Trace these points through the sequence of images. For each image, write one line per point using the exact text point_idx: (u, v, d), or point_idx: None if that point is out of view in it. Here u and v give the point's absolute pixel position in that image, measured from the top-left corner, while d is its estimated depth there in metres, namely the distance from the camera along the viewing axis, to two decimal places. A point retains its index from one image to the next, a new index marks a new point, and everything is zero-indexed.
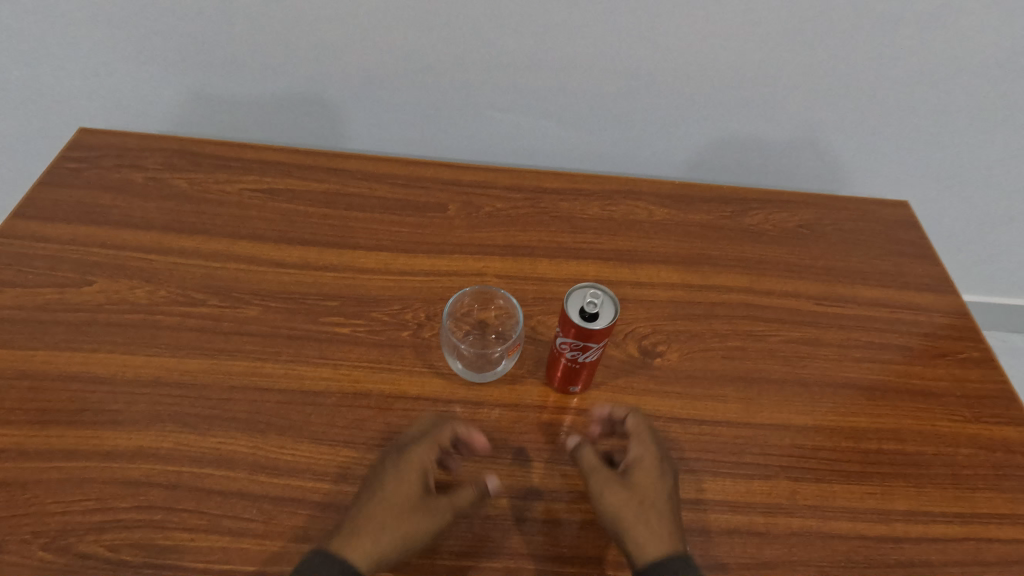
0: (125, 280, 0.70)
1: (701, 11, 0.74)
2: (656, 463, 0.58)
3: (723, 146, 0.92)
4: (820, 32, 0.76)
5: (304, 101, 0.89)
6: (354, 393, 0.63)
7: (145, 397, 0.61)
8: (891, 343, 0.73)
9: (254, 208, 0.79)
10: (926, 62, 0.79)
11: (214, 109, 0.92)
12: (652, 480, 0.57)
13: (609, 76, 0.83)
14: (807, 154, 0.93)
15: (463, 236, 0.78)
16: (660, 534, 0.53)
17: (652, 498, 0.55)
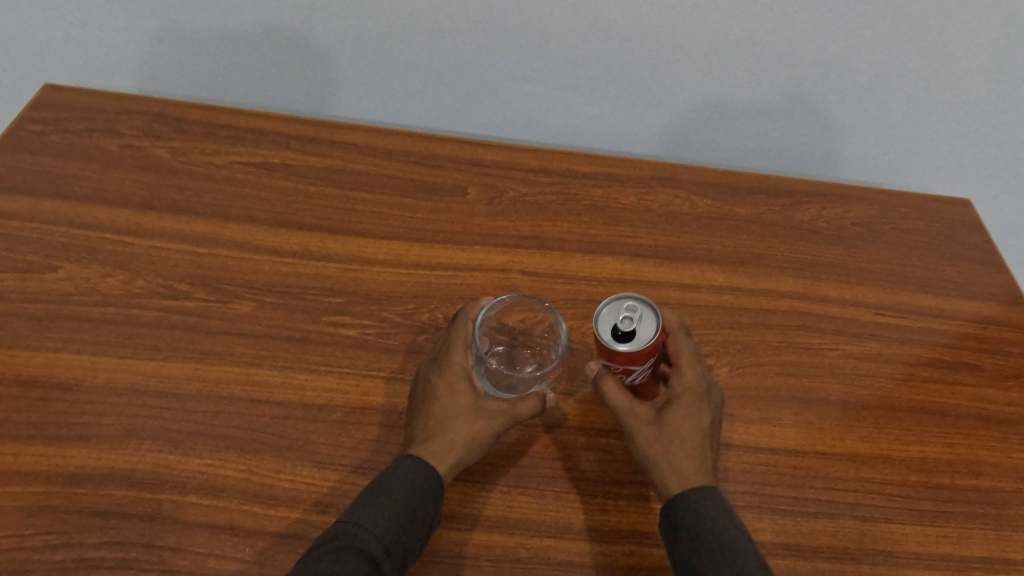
0: (95, 265, 0.61)
1: None
2: (699, 392, 0.52)
3: (776, 122, 0.80)
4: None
5: (292, 57, 0.74)
6: (361, 408, 0.55)
7: (117, 409, 0.53)
8: (960, 361, 0.66)
9: (247, 186, 0.69)
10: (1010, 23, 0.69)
11: (182, 58, 0.76)
12: (692, 412, 0.52)
13: (648, 38, 0.71)
14: (872, 138, 0.82)
15: (485, 224, 0.69)
16: (698, 474, 0.49)
17: (690, 436, 0.50)
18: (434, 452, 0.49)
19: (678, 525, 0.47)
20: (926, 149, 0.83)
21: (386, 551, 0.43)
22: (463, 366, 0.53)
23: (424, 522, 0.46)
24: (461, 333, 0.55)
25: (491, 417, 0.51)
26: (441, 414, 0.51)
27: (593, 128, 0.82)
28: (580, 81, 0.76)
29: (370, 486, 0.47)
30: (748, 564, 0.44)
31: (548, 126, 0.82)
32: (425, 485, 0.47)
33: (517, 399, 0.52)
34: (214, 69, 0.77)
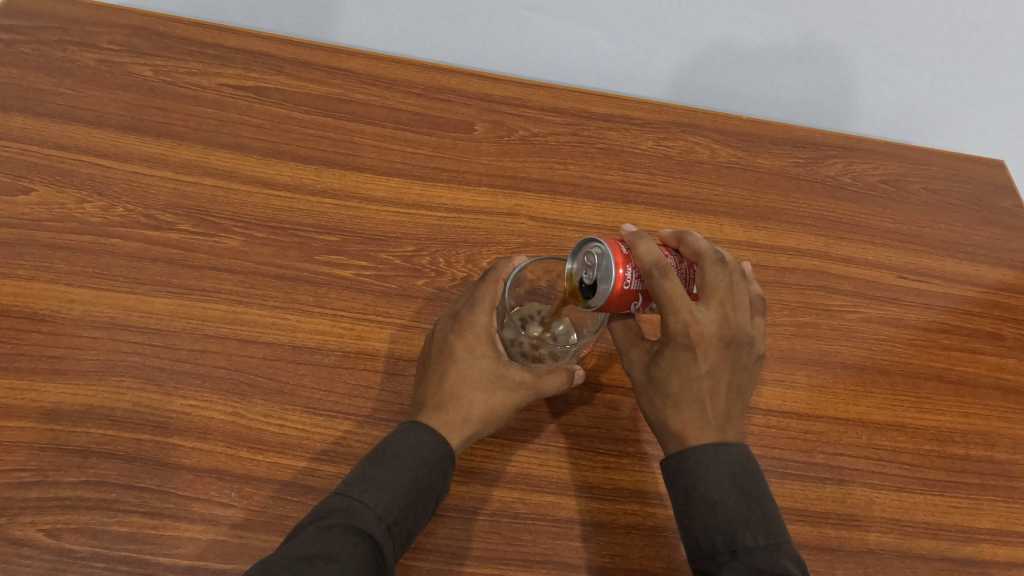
0: (72, 190, 0.56)
1: None
2: (689, 341, 0.45)
3: (806, 64, 0.75)
4: None
5: None
6: (355, 352, 0.52)
7: (97, 343, 0.49)
8: (981, 330, 0.63)
9: (236, 111, 0.64)
10: None
11: None
12: (683, 363, 0.45)
13: None
14: (907, 86, 0.77)
15: (492, 163, 0.65)
16: (686, 430, 0.45)
17: (680, 391, 0.45)
18: (449, 421, 0.45)
19: (676, 485, 0.44)
20: (961, 104, 0.78)
21: (389, 529, 0.40)
22: (486, 329, 0.49)
23: (431, 496, 0.42)
24: (488, 293, 0.50)
25: (513, 390, 0.47)
26: (458, 380, 0.47)
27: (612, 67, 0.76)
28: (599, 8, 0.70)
29: (372, 456, 0.43)
30: (741, 539, 0.41)
31: (563, 61, 0.76)
32: (433, 456, 0.43)
33: (544, 371, 0.48)
34: None
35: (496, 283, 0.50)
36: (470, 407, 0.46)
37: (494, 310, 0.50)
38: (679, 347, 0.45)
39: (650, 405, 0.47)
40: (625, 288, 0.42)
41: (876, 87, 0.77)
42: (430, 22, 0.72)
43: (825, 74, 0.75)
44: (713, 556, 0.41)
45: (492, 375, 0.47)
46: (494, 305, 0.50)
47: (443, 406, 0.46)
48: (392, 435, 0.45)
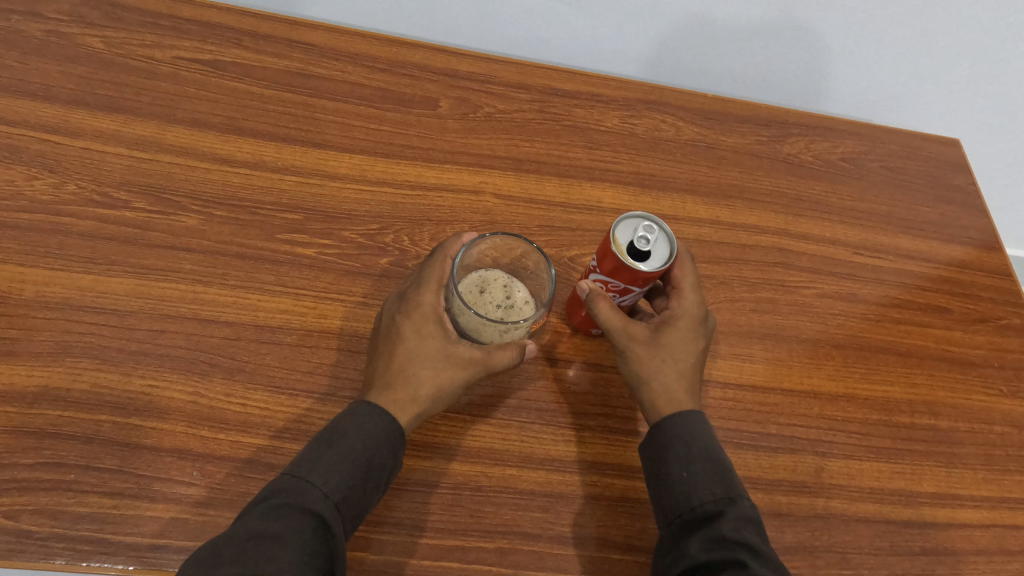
0: (20, 167, 0.54)
1: None
2: (695, 318, 0.50)
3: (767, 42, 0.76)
4: None
5: None
6: (317, 331, 0.52)
7: (50, 324, 0.48)
8: (931, 304, 0.66)
9: (193, 85, 0.62)
10: None
11: None
12: (688, 339, 0.49)
13: None
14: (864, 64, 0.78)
15: (457, 141, 0.64)
16: (683, 395, 0.48)
17: (685, 363, 0.49)
18: (397, 400, 0.46)
19: (657, 442, 0.47)
20: (919, 80, 0.80)
21: (337, 508, 0.40)
22: (433, 308, 0.49)
23: (381, 474, 0.43)
24: (434, 273, 0.50)
25: (462, 367, 0.48)
26: (405, 360, 0.47)
27: (577, 41, 0.76)
28: None
29: (322, 435, 0.44)
30: (738, 493, 0.44)
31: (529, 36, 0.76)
32: (382, 435, 0.44)
33: (493, 348, 0.48)
34: None
35: (444, 261, 0.50)
36: (417, 385, 0.47)
37: (442, 290, 0.50)
38: (687, 322, 0.50)
39: (654, 382, 0.48)
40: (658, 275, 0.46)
41: (838, 60, 0.78)
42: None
43: (786, 49, 0.77)
44: (691, 507, 0.43)
45: (441, 353, 0.48)
46: (440, 285, 0.50)
47: (391, 385, 0.47)
48: (343, 414, 0.45)
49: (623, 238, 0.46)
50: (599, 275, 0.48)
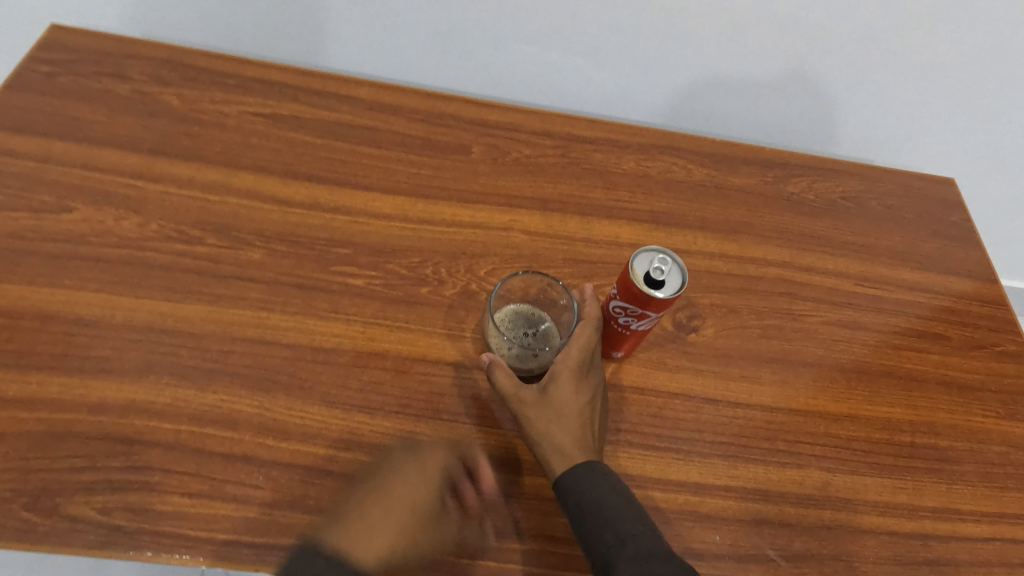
0: (110, 208, 0.62)
1: None
2: (570, 371, 0.54)
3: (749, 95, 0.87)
4: None
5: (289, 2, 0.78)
6: (366, 352, 0.58)
7: (136, 345, 0.55)
8: (929, 331, 0.70)
9: (256, 136, 0.70)
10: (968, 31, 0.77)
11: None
12: (569, 397, 0.53)
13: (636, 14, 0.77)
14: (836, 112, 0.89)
15: (489, 183, 0.72)
16: (568, 447, 0.51)
17: (570, 417, 0.52)
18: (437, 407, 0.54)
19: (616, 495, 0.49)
20: (911, 120, 0.90)
21: None
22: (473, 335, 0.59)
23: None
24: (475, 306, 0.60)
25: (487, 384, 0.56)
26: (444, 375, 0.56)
27: (602, 92, 0.88)
28: (575, 45, 0.81)
29: None
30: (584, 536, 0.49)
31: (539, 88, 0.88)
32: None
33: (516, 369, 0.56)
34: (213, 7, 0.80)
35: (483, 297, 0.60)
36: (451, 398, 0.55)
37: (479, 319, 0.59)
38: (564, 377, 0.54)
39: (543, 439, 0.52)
40: (672, 302, 0.52)
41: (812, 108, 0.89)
42: (443, 53, 0.83)
43: (766, 98, 0.88)
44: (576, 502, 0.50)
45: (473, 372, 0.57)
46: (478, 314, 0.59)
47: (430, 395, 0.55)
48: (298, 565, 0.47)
49: (639, 268, 0.52)
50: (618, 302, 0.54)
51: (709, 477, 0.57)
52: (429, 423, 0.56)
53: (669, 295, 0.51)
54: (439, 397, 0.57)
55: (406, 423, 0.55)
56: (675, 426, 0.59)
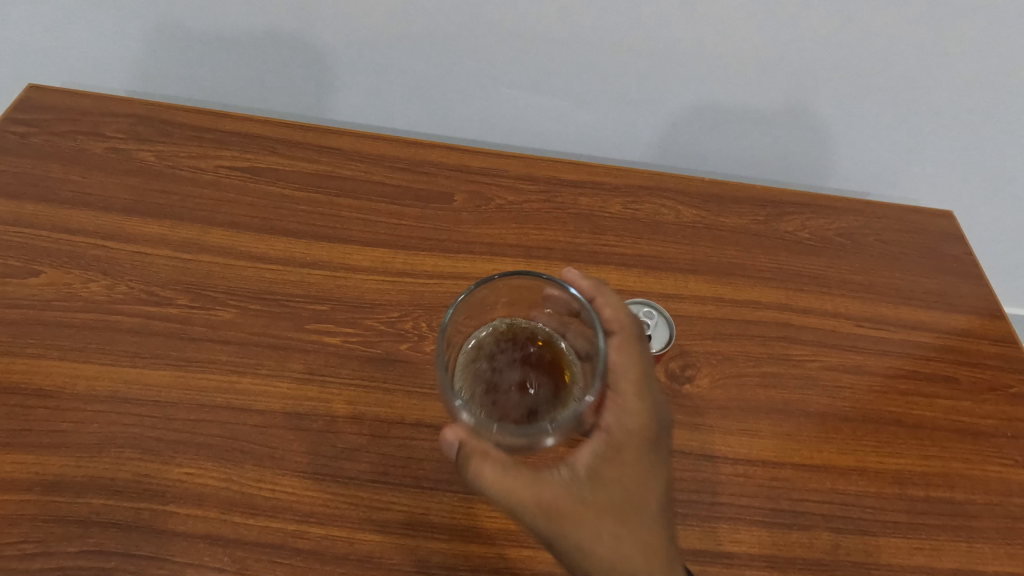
0: (78, 271, 0.60)
1: (704, 17, 0.74)
2: (636, 438, 0.50)
3: (724, 136, 0.90)
4: (829, 47, 0.76)
5: (284, 53, 0.83)
6: (341, 417, 0.55)
7: (98, 417, 0.53)
8: (937, 374, 0.67)
9: (232, 190, 0.69)
10: (938, 82, 0.80)
11: (183, 49, 0.84)
12: (620, 474, 0.49)
13: (612, 65, 0.81)
14: (811, 152, 0.91)
15: (471, 231, 0.70)
16: (619, 536, 0.47)
17: (621, 499, 0.48)
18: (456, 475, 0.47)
19: None
20: (909, 145, 0.89)
21: None
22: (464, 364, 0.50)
23: None
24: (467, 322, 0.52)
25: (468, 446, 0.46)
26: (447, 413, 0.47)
27: (594, 131, 0.91)
28: (555, 92, 0.86)
29: None
30: None
31: (520, 130, 0.93)
32: None
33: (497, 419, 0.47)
34: (213, 62, 0.85)
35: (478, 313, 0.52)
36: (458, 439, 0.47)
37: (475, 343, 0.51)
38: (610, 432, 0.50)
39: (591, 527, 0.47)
40: None
41: (787, 148, 0.91)
42: (439, 99, 0.88)
43: (740, 139, 0.90)
44: None
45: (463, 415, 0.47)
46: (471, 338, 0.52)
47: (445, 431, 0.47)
48: None
49: None
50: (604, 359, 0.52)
51: (709, 543, 0.53)
52: (408, 493, 0.52)
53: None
54: (418, 462, 0.54)
55: (382, 493, 0.52)
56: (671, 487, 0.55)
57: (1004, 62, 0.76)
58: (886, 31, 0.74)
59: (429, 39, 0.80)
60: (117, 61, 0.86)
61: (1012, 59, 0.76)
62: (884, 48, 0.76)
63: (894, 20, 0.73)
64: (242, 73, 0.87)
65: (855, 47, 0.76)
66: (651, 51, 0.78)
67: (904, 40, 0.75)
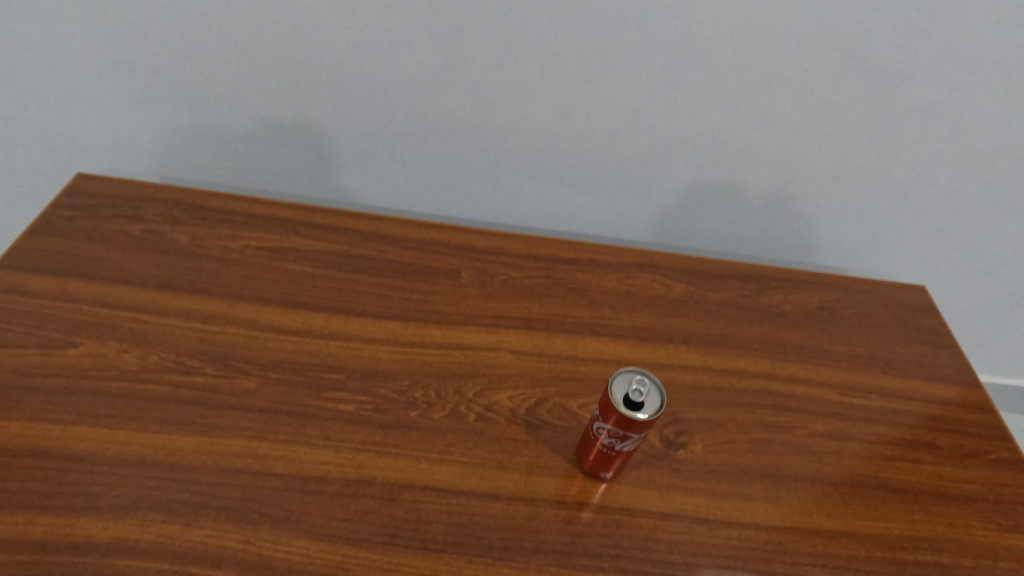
0: (113, 342, 0.65)
1: (680, 107, 0.85)
2: None
3: (709, 216, 0.98)
4: (793, 132, 0.87)
5: (311, 142, 0.93)
6: (354, 481, 0.58)
7: (126, 480, 0.56)
8: (919, 440, 0.70)
9: (258, 268, 0.75)
10: (894, 163, 0.90)
11: (219, 141, 0.94)
12: None
13: (604, 151, 0.91)
14: (790, 229, 0.99)
15: (477, 305, 0.75)
16: None
17: None
18: None
19: None
20: (878, 223, 0.97)
21: None
22: None
23: None
24: None
25: None
26: None
27: (589, 213, 0.99)
28: (553, 176, 0.95)
29: None
30: None
31: (522, 212, 1.01)
32: None
33: None
34: (246, 152, 0.95)
35: None
36: None
37: None
38: None
39: None
40: (654, 423, 0.54)
41: (768, 227, 0.99)
42: (449, 183, 0.97)
43: (724, 218, 0.98)
44: None
45: None
46: None
47: None
48: None
49: (618, 391, 0.55)
50: (602, 424, 0.56)
51: None
52: (417, 555, 0.55)
53: (650, 414, 0.53)
54: (426, 524, 0.57)
55: (392, 555, 0.54)
56: (669, 549, 0.58)
57: (945, 147, 0.87)
58: (841, 118, 0.85)
59: (441, 131, 0.91)
60: (158, 150, 0.96)
61: (952, 143, 0.87)
62: (841, 135, 0.87)
63: (845, 111, 0.84)
64: (271, 160, 0.96)
65: (816, 132, 0.87)
66: (638, 140, 0.89)
67: (857, 126, 0.86)
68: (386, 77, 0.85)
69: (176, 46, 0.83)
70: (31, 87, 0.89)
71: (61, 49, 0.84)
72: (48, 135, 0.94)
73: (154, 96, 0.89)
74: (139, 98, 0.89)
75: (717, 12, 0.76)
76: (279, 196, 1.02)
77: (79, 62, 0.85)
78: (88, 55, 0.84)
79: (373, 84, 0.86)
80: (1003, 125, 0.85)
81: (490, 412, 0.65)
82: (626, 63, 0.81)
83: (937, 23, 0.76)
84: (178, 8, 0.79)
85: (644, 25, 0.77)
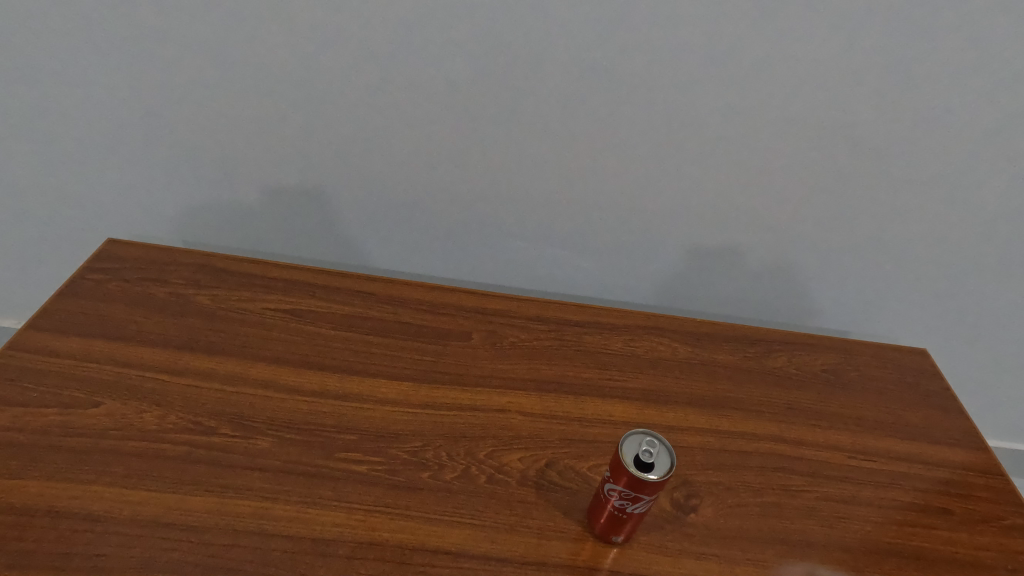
0: (134, 402, 0.67)
1: (679, 177, 0.90)
2: None
3: (710, 279, 1.02)
4: (786, 201, 0.91)
5: (329, 210, 0.98)
6: (365, 543, 0.58)
7: (140, 541, 0.56)
8: (932, 505, 0.70)
9: (276, 329, 0.77)
10: (886, 230, 0.93)
11: (241, 208, 0.99)
12: None
13: (607, 218, 0.96)
14: (790, 292, 1.02)
15: (487, 366, 0.77)
16: None
17: None
18: None
19: None
20: (875, 286, 1.00)
21: None
22: None
23: None
24: None
25: None
26: None
27: (594, 276, 1.03)
28: (558, 241, 0.99)
29: None
30: None
31: (529, 274, 1.04)
32: None
33: None
34: (266, 218, 1.00)
35: None
36: None
37: None
38: None
39: None
40: (664, 484, 0.54)
41: (768, 290, 1.02)
42: (460, 248, 1.02)
43: (724, 281, 1.02)
44: None
45: None
46: None
47: None
48: None
49: (628, 452, 0.55)
50: (613, 485, 0.56)
51: None
52: None
53: (660, 475, 0.54)
54: None
55: None
56: None
57: (936, 217, 0.91)
58: (832, 189, 0.90)
59: (453, 199, 0.95)
60: (184, 218, 1.01)
61: (945, 214, 0.91)
62: (836, 206, 0.91)
63: (837, 184, 0.89)
64: (290, 226, 1.01)
65: (808, 201, 0.91)
66: (641, 209, 0.94)
67: (848, 197, 0.90)
68: (402, 150, 0.90)
69: (208, 123, 0.89)
70: (69, 158, 0.94)
71: (100, 126, 0.90)
72: (80, 202, 1.00)
73: (183, 167, 0.94)
74: (169, 169, 0.95)
75: (712, 96, 0.82)
76: (296, 259, 1.07)
77: (116, 137, 0.91)
78: (125, 130, 0.91)
79: (391, 157, 0.91)
80: (992, 198, 0.88)
81: (500, 473, 0.66)
82: (628, 138, 0.87)
83: (922, 106, 0.81)
84: (212, 91, 0.86)
85: (645, 105, 0.83)
